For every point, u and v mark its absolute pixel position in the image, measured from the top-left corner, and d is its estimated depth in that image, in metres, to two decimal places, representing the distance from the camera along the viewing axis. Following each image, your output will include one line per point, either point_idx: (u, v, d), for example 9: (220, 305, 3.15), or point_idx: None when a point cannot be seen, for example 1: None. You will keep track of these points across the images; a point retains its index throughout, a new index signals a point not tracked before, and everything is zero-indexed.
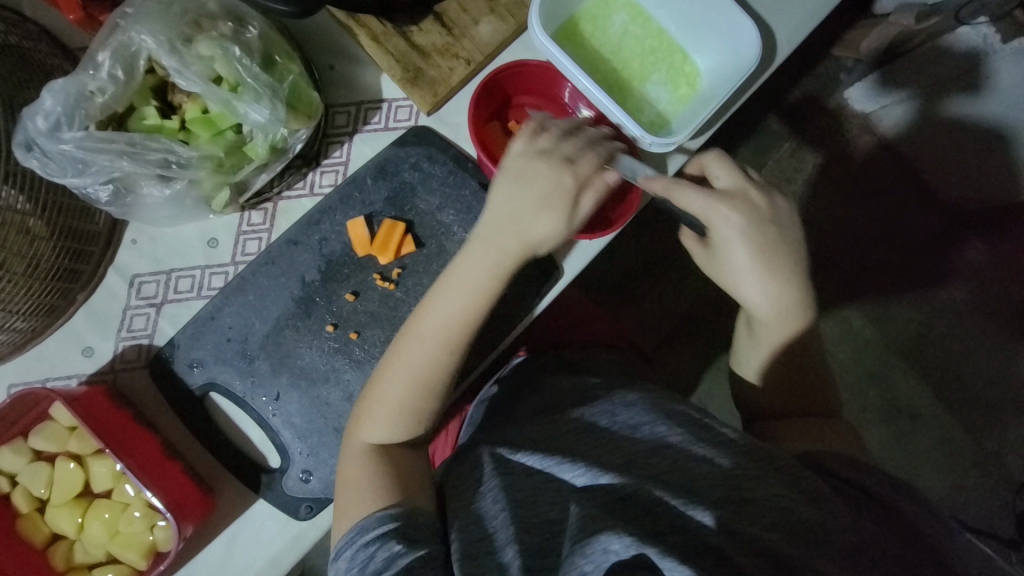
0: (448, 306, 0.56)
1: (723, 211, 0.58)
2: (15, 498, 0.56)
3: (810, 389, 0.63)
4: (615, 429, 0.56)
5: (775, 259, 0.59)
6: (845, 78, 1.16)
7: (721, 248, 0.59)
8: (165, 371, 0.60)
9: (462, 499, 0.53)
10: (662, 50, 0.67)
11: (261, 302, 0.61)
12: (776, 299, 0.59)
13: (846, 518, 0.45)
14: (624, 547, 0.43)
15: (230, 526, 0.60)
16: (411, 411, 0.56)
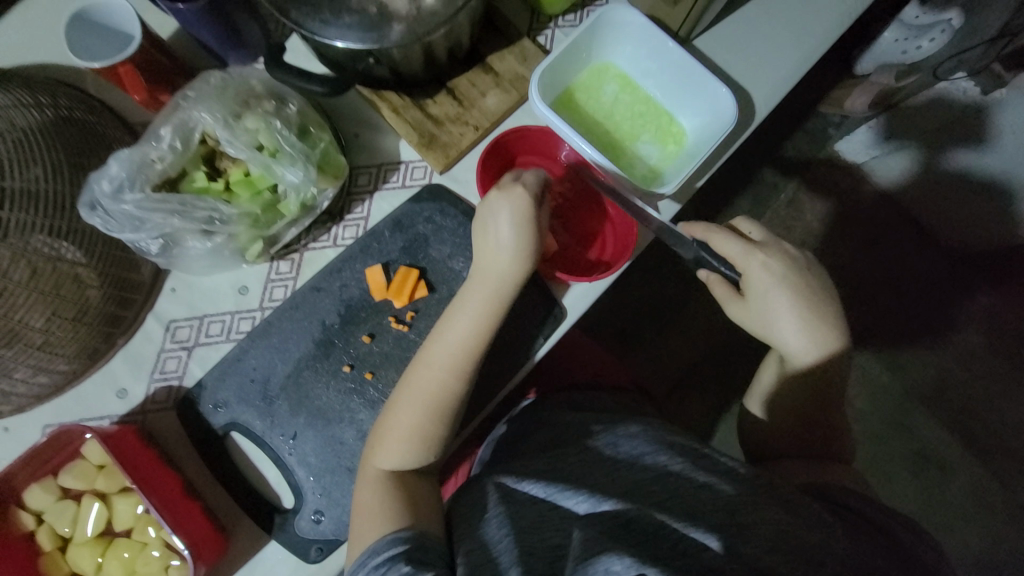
0: (452, 336, 0.59)
1: (759, 258, 0.62)
2: (39, 536, 0.58)
3: (808, 419, 0.64)
4: (614, 459, 0.58)
5: (816, 312, 0.62)
6: (835, 133, 1.23)
7: (756, 292, 0.63)
8: (192, 411, 0.64)
9: (469, 525, 0.55)
10: (650, 113, 0.75)
11: (284, 344, 0.65)
12: (814, 347, 0.62)
13: (846, 544, 0.46)
14: (625, 567, 0.44)
15: (242, 568, 0.61)
16: (421, 436, 0.58)
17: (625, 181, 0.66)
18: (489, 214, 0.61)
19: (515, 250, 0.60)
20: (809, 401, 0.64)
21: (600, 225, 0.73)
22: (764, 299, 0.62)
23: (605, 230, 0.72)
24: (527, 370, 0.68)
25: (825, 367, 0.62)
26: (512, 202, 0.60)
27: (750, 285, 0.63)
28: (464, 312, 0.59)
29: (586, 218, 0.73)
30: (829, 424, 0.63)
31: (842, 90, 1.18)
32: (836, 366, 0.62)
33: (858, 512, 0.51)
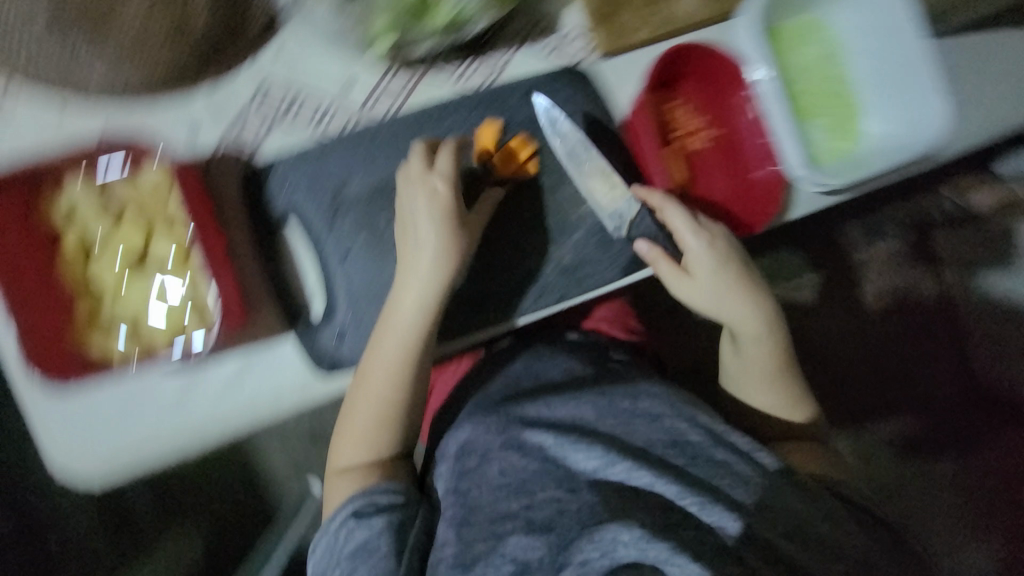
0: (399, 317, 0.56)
1: (703, 239, 0.59)
2: (69, 235, 0.55)
3: (780, 402, 0.64)
4: (630, 421, 0.58)
5: (747, 281, 0.61)
6: (940, 221, 1.05)
7: (705, 270, 0.60)
8: (257, 183, 0.59)
9: (463, 460, 0.59)
10: (841, 98, 0.66)
11: (372, 159, 0.61)
12: (757, 324, 0.62)
13: (853, 538, 0.48)
14: (632, 540, 0.46)
15: (255, 353, 0.59)
16: (378, 415, 0.59)
17: (792, 154, 0.58)
18: (404, 208, 0.58)
19: (438, 241, 0.56)
20: (762, 369, 0.64)
21: (724, 189, 0.63)
22: (712, 278, 0.60)
23: (728, 196, 0.63)
24: (507, 328, 0.62)
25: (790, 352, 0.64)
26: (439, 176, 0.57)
27: (695, 263, 0.59)
28: (420, 269, 0.56)
29: (716, 173, 0.63)
30: (796, 402, 0.64)
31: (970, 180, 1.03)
32: (777, 329, 0.63)
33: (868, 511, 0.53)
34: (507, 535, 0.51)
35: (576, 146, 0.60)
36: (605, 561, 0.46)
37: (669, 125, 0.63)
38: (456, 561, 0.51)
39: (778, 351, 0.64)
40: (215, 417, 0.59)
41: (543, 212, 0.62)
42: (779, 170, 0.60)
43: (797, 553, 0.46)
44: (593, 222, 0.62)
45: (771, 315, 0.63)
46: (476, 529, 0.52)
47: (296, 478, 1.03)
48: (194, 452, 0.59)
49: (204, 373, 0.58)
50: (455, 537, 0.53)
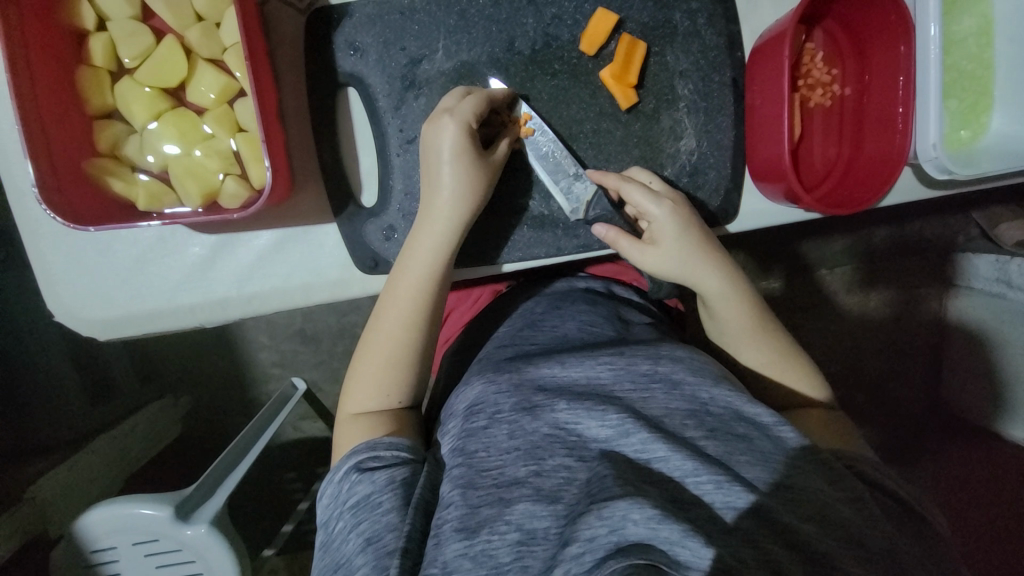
0: (423, 252, 0.50)
1: (665, 204, 0.52)
2: (94, 43, 0.46)
3: (770, 357, 0.55)
4: (649, 387, 0.49)
5: (712, 242, 0.53)
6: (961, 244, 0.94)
7: (669, 235, 0.52)
8: (322, 32, 0.50)
9: (471, 419, 0.48)
10: (974, 84, 0.59)
11: (458, 34, 0.51)
12: (718, 276, 0.53)
13: (883, 525, 0.42)
14: (644, 519, 0.38)
15: (294, 229, 0.54)
16: (401, 350, 0.52)
17: (933, 126, 0.51)
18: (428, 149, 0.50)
19: (463, 184, 0.49)
20: (740, 325, 0.55)
21: (835, 160, 0.57)
22: (676, 242, 0.52)
23: (837, 170, 0.57)
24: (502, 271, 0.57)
25: (722, 285, 0.54)
26: (459, 116, 0.48)
27: (658, 230, 0.52)
28: (445, 198, 0.50)
29: (832, 141, 0.58)
30: (774, 358, 0.55)
31: None
32: (743, 285, 0.55)
33: (886, 492, 0.46)
34: (513, 501, 0.43)
35: (551, 150, 0.53)
36: (613, 538, 0.38)
37: (799, 79, 0.57)
38: (461, 526, 0.42)
39: (754, 303, 0.55)
40: (235, 292, 0.54)
41: (635, 140, 0.55)
42: (905, 142, 0.52)
43: (823, 539, 0.40)
44: (686, 162, 0.56)
45: (731, 269, 0.54)
46: (481, 494, 0.43)
47: (281, 376, 0.98)
48: (206, 321, 0.55)
49: (239, 239, 0.53)
50: (461, 500, 0.43)
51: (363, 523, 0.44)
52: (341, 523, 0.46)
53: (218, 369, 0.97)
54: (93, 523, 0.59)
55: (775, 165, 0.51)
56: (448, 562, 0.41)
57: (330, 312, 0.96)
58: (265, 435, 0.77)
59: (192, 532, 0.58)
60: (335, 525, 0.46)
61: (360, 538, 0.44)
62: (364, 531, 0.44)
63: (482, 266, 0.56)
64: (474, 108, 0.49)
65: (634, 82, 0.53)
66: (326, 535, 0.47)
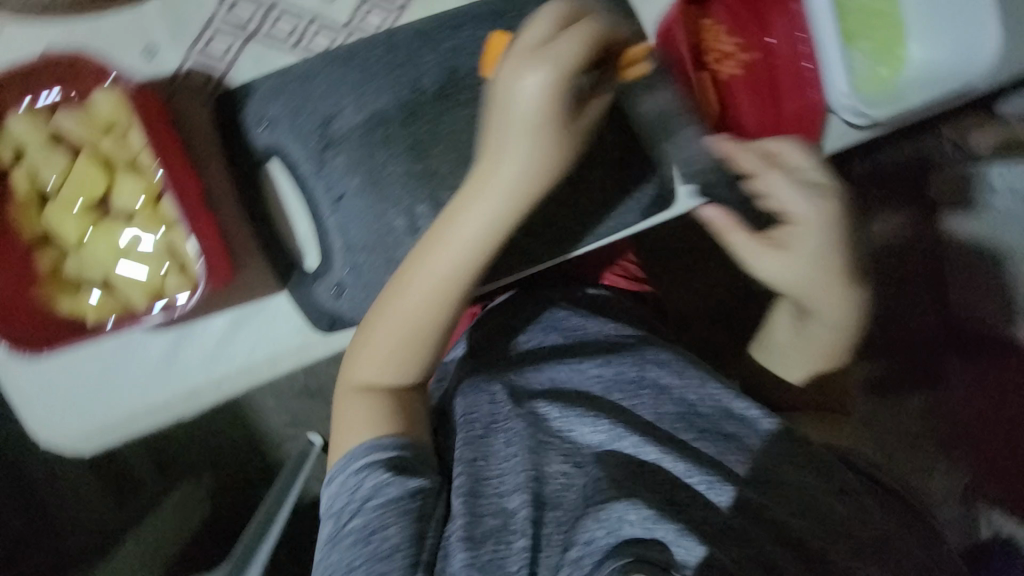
0: (446, 249, 0.43)
1: (812, 201, 0.47)
2: (17, 175, 0.47)
3: (818, 368, 0.51)
4: (636, 394, 0.49)
5: (852, 255, 0.48)
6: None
7: (801, 235, 0.47)
8: (231, 114, 0.51)
9: (467, 430, 0.48)
10: (881, 21, 0.60)
11: (362, 87, 0.52)
12: (829, 295, 0.47)
13: (878, 522, 0.42)
14: (639, 520, 0.40)
15: (246, 305, 0.55)
16: (396, 361, 0.47)
17: (840, 75, 0.53)
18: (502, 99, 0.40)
19: (540, 156, 0.41)
20: (821, 346, 0.50)
21: (761, 126, 0.56)
22: (808, 241, 0.47)
23: (766, 136, 0.56)
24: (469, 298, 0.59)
25: (822, 300, 0.48)
26: (556, 63, 0.38)
27: (790, 229, 0.48)
28: (490, 184, 0.41)
29: (753, 109, 0.56)
30: (825, 351, 0.50)
31: None
32: (857, 316, 0.49)
33: (875, 479, 0.46)
34: (516, 510, 0.43)
35: None
36: (610, 539, 0.39)
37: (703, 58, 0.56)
38: (465, 535, 0.42)
39: (848, 331, 0.49)
40: (205, 379, 0.55)
41: None
42: (819, 95, 0.55)
43: (806, 528, 0.41)
44: None
45: (859, 302, 0.48)
46: (486, 503, 0.43)
47: None
48: (184, 412, 0.57)
49: (194, 327, 0.54)
50: (464, 510, 0.43)
51: (392, 527, 0.41)
52: (359, 521, 0.42)
53: None
54: None
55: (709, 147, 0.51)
56: (454, 573, 0.40)
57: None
58: (284, 501, 0.76)
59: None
60: (351, 525, 0.42)
61: (385, 544, 0.41)
62: (389, 537, 0.41)
63: None
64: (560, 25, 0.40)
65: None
66: (337, 527, 0.43)
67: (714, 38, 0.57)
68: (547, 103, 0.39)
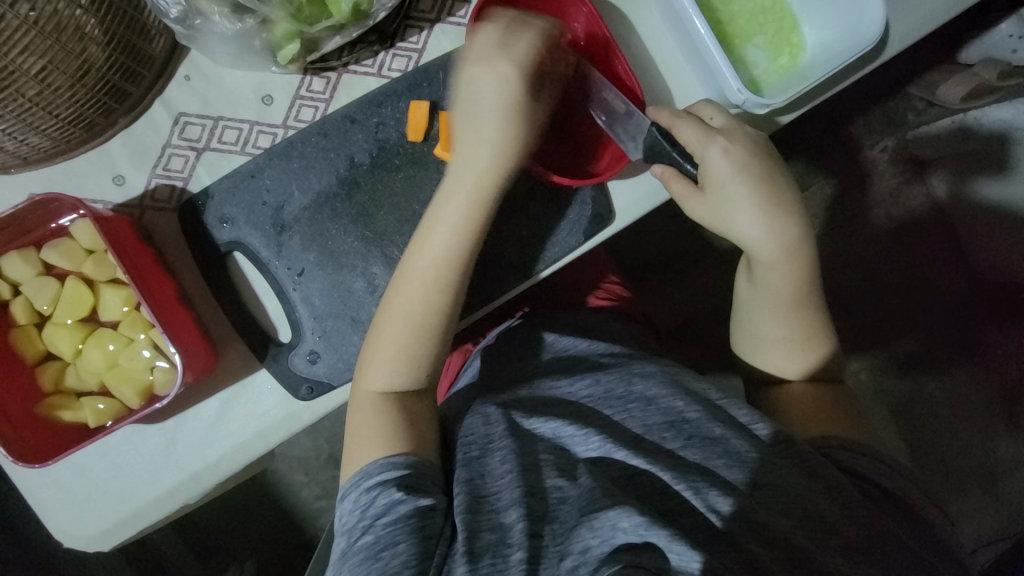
0: (439, 239, 0.54)
1: (719, 144, 0.55)
2: (16, 308, 0.53)
3: (789, 345, 0.59)
4: (625, 408, 0.54)
5: (775, 188, 0.57)
6: (913, 121, 1.00)
7: (722, 179, 0.55)
8: (194, 218, 0.57)
9: (467, 452, 0.53)
10: (774, 12, 0.63)
11: (304, 172, 0.58)
12: (769, 237, 0.56)
13: (863, 512, 0.46)
14: (632, 526, 0.43)
15: (230, 387, 0.59)
16: (410, 358, 0.55)
17: (732, 77, 0.56)
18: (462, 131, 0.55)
19: (501, 111, 0.54)
20: (781, 295, 0.58)
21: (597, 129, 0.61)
22: (732, 185, 0.55)
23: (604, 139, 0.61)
24: None
25: (766, 242, 0.56)
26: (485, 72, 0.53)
27: (711, 178, 0.55)
28: (450, 209, 0.54)
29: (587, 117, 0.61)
30: (797, 251, 0.57)
31: (938, 74, 0.95)
32: (799, 250, 0.57)
33: (869, 481, 0.50)
34: (512, 523, 0.47)
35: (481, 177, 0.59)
36: (604, 547, 0.43)
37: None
38: (466, 551, 0.45)
39: (798, 271, 0.58)
40: (203, 464, 0.59)
41: None
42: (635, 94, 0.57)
43: (797, 531, 0.45)
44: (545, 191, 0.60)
45: (799, 226, 0.57)
46: (483, 519, 0.47)
47: (329, 507, 1.04)
48: (188, 499, 0.60)
49: (187, 415, 0.59)
50: (465, 525, 0.47)
51: (402, 544, 0.46)
52: (370, 538, 0.46)
53: (268, 524, 1.04)
54: None
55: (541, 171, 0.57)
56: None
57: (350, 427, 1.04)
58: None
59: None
60: (361, 542, 0.47)
61: (394, 560, 0.45)
62: (400, 553, 0.45)
63: None
64: (498, 39, 0.54)
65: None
66: (350, 546, 0.47)
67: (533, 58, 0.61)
68: (498, 121, 0.54)
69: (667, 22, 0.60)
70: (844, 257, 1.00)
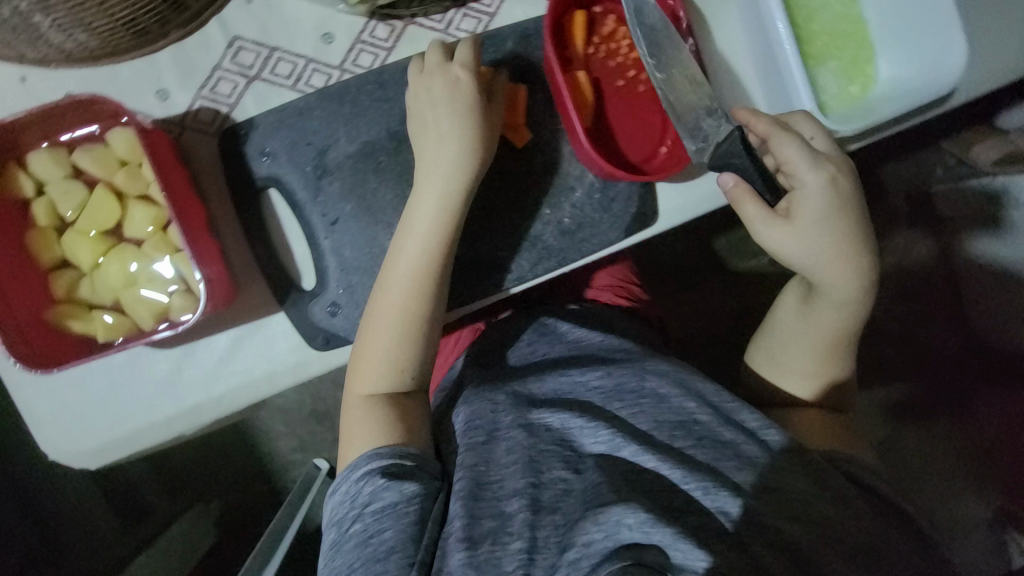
0: (409, 249, 0.53)
1: (820, 173, 0.52)
2: (37, 208, 0.51)
3: (813, 368, 0.59)
4: (637, 403, 0.54)
5: (857, 231, 0.54)
6: (940, 176, 0.96)
7: (804, 208, 0.52)
8: (234, 147, 0.55)
9: (471, 435, 0.53)
10: (852, 40, 0.62)
11: (354, 118, 0.56)
12: (840, 275, 0.54)
13: (866, 521, 0.47)
14: (637, 523, 0.44)
15: (245, 325, 0.57)
16: (398, 361, 0.54)
17: (806, 97, 0.54)
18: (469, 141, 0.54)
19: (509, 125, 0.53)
20: (828, 330, 0.58)
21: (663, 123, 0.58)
22: (817, 217, 0.52)
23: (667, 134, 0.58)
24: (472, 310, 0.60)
25: (837, 278, 0.54)
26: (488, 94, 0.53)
27: (798, 203, 0.52)
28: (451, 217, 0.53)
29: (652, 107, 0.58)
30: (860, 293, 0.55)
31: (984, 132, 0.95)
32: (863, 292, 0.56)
33: (871, 490, 0.51)
34: (513, 512, 0.48)
35: (539, 157, 0.59)
36: (608, 542, 0.43)
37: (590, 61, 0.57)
38: (464, 536, 0.47)
39: (851, 313, 0.57)
40: (206, 397, 0.58)
41: (540, 171, 0.59)
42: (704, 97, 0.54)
43: (804, 538, 0.45)
44: (593, 179, 0.59)
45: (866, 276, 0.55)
46: (483, 506, 0.49)
47: (302, 462, 1.04)
48: (185, 430, 0.59)
49: (198, 346, 0.57)
50: (463, 512, 0.48)
51: (388, 530, 0.47)
52: (359, 526, 0.48)
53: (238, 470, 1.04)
54: None
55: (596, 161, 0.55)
56: (453, 570, 0.45)
57: (337, 389, 1.03)
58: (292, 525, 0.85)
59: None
60: (352, 529, 0.48)
61: (383, 546, 0.47)
62: (387, 539, 0.47)
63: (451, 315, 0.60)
64: (444, 57, 0.54)
65: (523, 121, 0.58)
66: (341, 532, 0.49)
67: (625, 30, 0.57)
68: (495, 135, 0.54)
69: (749, 29, 0.58)
70: None
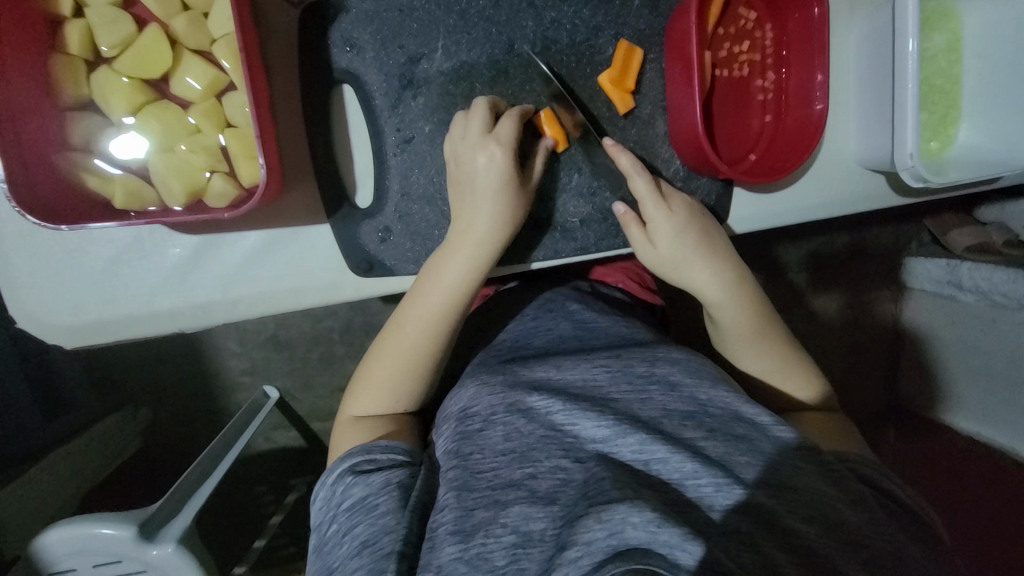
0: (426, 300, 0.51)
1: (663, 207, 0.53)
2: (70, 31, 0.44)
3: (771, 367, 0.56)
4: (646, 388, 0.49)
5: (708, 240, 0.55)
6: (914, 249, 1.01)
7: (662, 237, 0.54)
8: (318, 29, 0.49)
9: (465, 423, 0.48)
10: (943, 97, 0.61)
11: (456, 33, 0.51)
12: (711, 287, 0.56)
13: (891, 531, 0.41)
14: (643, 522, 0.37)
15: (283, 228, 0.51)
16: (394, 389, 0.53)
17: (911, 136, 0.53)
18: (472, 180, 0.50)
19: (501, 201, 0.50)
20: (739, 333, 0.56)
21: (759, 131, 0.56)
22: (676, 243, 0.54)
23: (761, 143, 0.56)
24: (518, 270, 0.56)
25: (713, 292, 0.56)
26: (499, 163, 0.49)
27: (654, 233, 0.54)
28: (456, 265, 0.51)
29: (754, 112, 0.56)
30: (741, 293, 0.56)
31: None
32: (740, 285, 0.56)
33: (891, 496, 0.45)
34: (509, 504, 0.42)
35: (634, 130, 0.56)
36: (611, 541, 0.37)
37: (712, 44, 0.54)
38: (456, 529, 0.42)
39: (747, 307, 0.56)
40: (220, 295, 0.51)
41: (632, 144, 0.56)
42: (819, 115, 0.53)
43: (823, 543, 0.39)
44: (680, 167, 0.57)
45: (727, 272, 0.55)
46: (476, 497, 0.43)
47: (251, 385, 0.98)
48: (186, 327, 0.52)
49: (223, 240, 0.51)
50: (455, 503, 0.43)
51: (358, 527, 0.45)
52: (333, 527, 0.46)
53: (183, 380, 0.96)
54: (52, 543, 0.58)
55: (697, 144, 0.52)
56: (443, 566, 0.40)
57: (303, 319, 0.96)
58: (234, 449, 0.76)
59: (158, 552, 0.57)
60: (326, 531, 0.47)
61: (355, 542, 0.44)
62: (357, 535, 0.44)
63: (503, 266, 0.56)
64: (488, 119, 0.50)
65: (631, 87, 0.54)
66: (320, 537, 0.47)
67: (761, 25, 0.55)
68: (499, 194, 0.50)
69: (869, 55, 0.56)
70: (847, 341, 1.03)
